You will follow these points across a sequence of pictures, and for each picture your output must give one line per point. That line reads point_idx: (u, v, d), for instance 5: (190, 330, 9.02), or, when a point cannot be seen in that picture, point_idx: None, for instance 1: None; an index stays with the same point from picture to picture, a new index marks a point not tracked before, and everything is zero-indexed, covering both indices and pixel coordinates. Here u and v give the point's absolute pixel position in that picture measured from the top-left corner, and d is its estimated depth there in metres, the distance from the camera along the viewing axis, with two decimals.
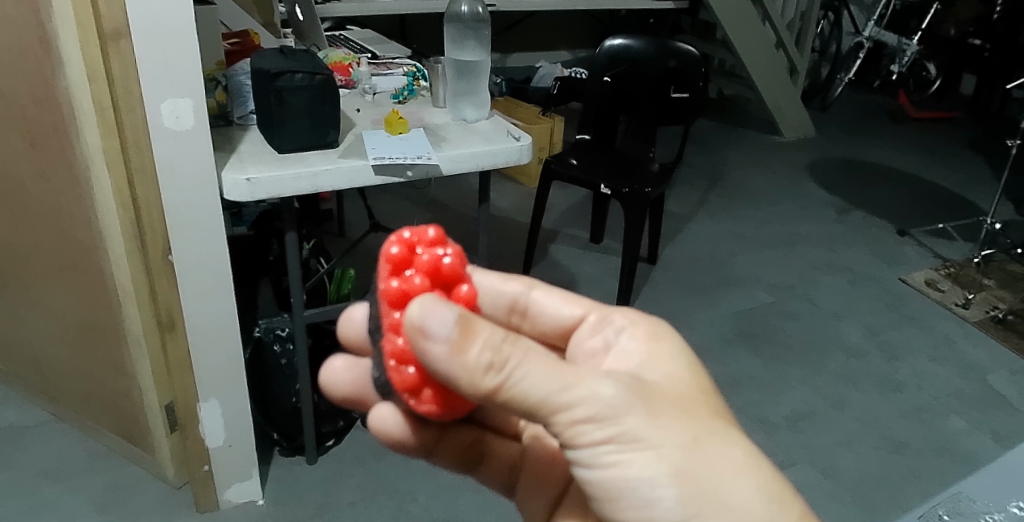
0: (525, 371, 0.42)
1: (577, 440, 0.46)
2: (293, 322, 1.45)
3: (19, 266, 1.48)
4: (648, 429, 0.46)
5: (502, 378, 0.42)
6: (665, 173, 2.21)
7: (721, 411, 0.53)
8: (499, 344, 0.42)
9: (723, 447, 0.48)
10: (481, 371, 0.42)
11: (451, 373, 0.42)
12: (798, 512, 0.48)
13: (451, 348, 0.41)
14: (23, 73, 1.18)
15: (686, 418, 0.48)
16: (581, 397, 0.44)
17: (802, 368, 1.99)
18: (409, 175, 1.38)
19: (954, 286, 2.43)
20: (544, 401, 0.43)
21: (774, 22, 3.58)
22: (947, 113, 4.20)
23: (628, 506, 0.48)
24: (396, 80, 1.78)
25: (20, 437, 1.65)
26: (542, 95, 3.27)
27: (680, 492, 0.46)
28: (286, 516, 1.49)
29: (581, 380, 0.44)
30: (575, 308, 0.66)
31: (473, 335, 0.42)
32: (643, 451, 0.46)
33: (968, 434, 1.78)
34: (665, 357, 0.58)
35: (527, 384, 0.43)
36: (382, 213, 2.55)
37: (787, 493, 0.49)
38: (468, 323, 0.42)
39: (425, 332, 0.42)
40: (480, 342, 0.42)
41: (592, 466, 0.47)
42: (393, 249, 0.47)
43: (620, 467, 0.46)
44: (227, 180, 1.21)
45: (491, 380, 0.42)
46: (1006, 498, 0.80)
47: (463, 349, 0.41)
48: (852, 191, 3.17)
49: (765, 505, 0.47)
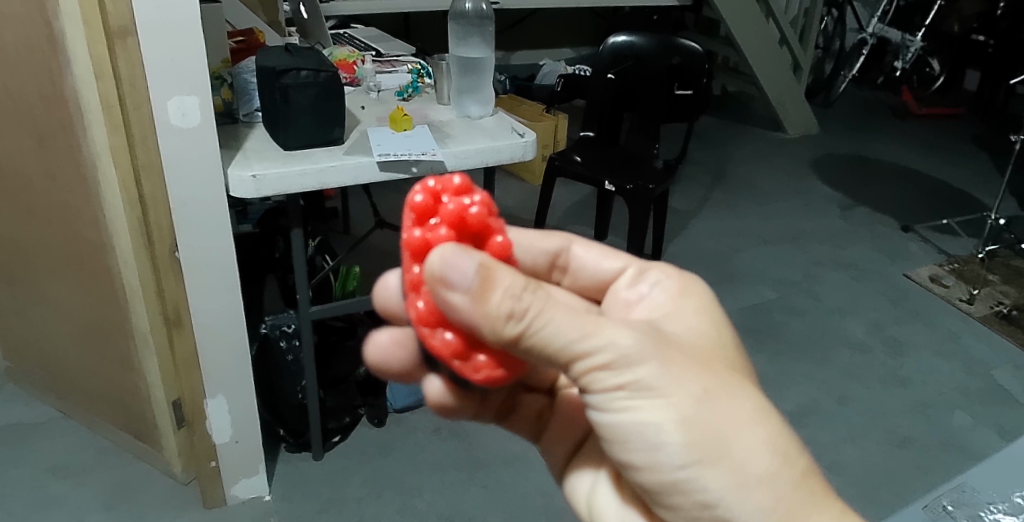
0: (546, 319, 0.43)
1: (593, 384, 0.46)
2: (299, 318, 1.46)
3: (27, 263, 1.49)
4: (660, 379, 0.46)
5: (522, 327, 0.43)
6: (669, 170, 2.21)
7: (740, 365, 0.54)
8: (519, 293, 0.43)
9: (734, 401, 0.48)
10: (501, 320, 0.43)
11: (472, 320, 0.43)
12: (801, 467, 0.49)
13: (472, 298, 0.43)
14: (32, 71, 1.19)
15: (701, 369, 0.48)
16: (599, 344, 0.45)
17: (806, 363, 1.99)
18: (414, 171, 1.37)
19: (959, 282, 2.43)
20: (563, 348, 0.44)
21: (778, 19, 3.58)
22: (950, 109, 4.18)
23: (633, 448, 0.49)
24: (401, 77, 1.78)
25: (29, 433, 1.66)
26: (546, 93, 3.27)
27: (686, 439, 0.47)
28: (293, 511, 1.49)
29: (601, 329, 0.45)
30: (617, 260, 0.67)
31: (495, 285, 0.43)
32: (655, 399, 0.46)
33: (972, 429, 1.78)
34: (690, 312, 0.58)
35: (548, 331, 0.43)
36: (386, 210, 2.55)
37: (792, 448, 0.49)
38: (488, 273, 0.42)
39: (447, 278, 0.43)
40: (501, 291, 0.42)
41: (605, 409, 0.48)
42: (416, 197, 0.48)
43: (630, 412, 0.47)
44: (232, 176, 1.22)
45: (513, 328, 0.43)
46: (1009, 489, 0.81)
47: (483, 300, 0.42)
48: (856, 187, 3.16)
49: (769, 457, 0.48)
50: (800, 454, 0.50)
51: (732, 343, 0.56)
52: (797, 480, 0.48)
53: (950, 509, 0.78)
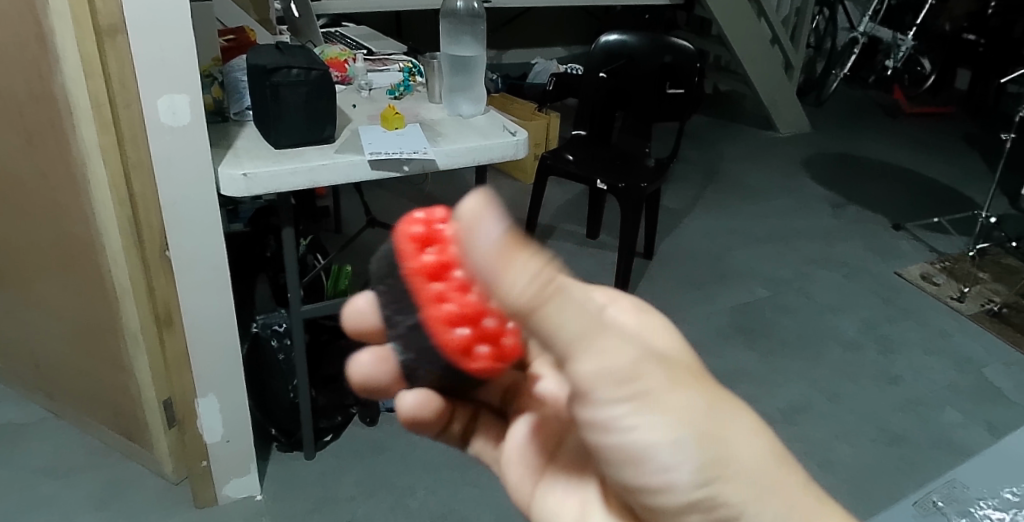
0: (566, 306, 0.34)
1: (601, 393, 0.37)
2: (291, 317, 1.46)
3: (17, 262, 1.48)
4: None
5: (544, 306, 0.33)
6: (661, 168, 2.22)
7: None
8: (548, 273, 0.33)
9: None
10: (529, 295, 0.33)
11: (478, 322, 0.38)
12: (833, 490, 0.42)
13: (499, 270, 0.32)
14: (21, 71, 1.18)
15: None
16: (612, 344, 0.36)
17: (798, 361, 2.00)
18: (406, 170, 1.37)
19: (949, 280, 2.44)
20: (577, 346, 0.35)
21: (770, 18, 3.59)
22: (942, 108, 4.19)
23: (651, 474, 0.40)
24: (393, 75, 1.78)
25: (18, 434, 1.66)
26: (539, 92, 3.27)
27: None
28: (285, 511, 1.49)
29: (614, 330, 0.36)
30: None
31: (525, 259, 0.33)
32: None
33: (963, 426, 1.79)
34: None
35: (551, 350, 0.39)
36: (378, 209, 2.55)
37: (821, 471, 0.42)
38: (520, 244, 0.33)
39: (475, 238, 0.32)
40: (528, 267, 0.32)
41: (612, 444, 0.44)
42: (416, 226, 0.38)
43: (644, 431, 0.38)
44: (223, 175, 1.22)
45: (533, 307, 0.33)
46: (999, 484, 0.80)
47: (511, 273, 0.32)
48: (848, 186, 3.17)
49: (800, 478, 0.40)
50: (827, 475, 0.42)
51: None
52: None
53: (940, 505, 0.77)
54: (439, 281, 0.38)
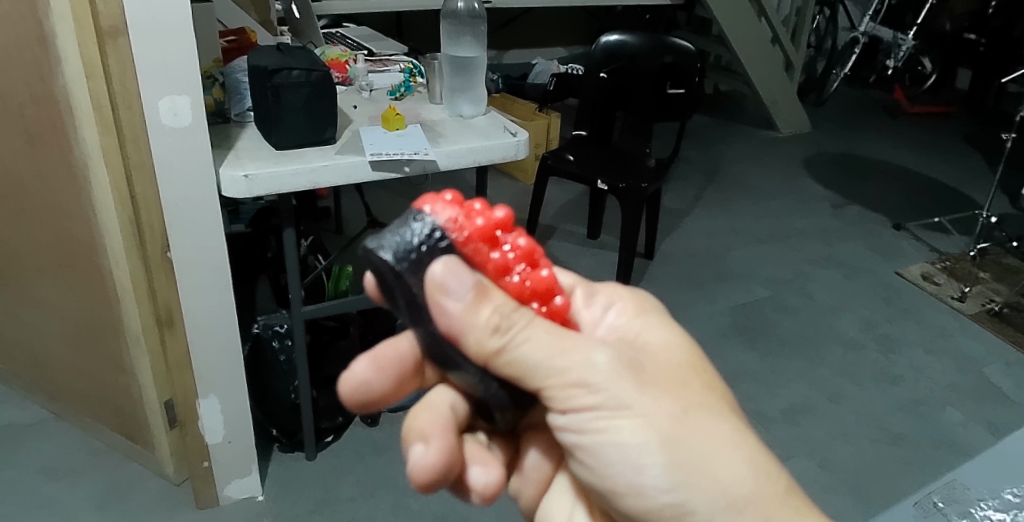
0: (524, 336, 0.45)
1: (569, 403, 0.47)
2: (292, 318, 1.46)
3: (18, 263, 1.49)
4: (636, 398, 0.48)
5: (505, 341, 0.44)
6: (662, 168, 2.22)
7: (713, 381, 0.54)
8: (507, 311, 0.44)
9: (711, 421, 0.49)
10: (487, 333, 0.44)
11: (459, 329, 0.44)
12: (783, 483, 0.50)
13: (464, 308, 0.43)
14: (22, 72, 1.18)
15: (674, 389, 0.50)
16: (575, 364, 0.46)
17: (798, 361, 2.00)
18: (407, 170, 1.37)
19: (950, 279, 2.44)
20: (541, 366, 0.46)
21: (770, 18, 3.59)
22: (943, 107, 4.19)
23: (618, 472, 0.50)
24: (393, 76, 1.78)
25: (20, 435, 1.66)
26: (539, 92, 3.28)
27: (667, 460, 0.48)
28: (286, 512, 1.49)
29: (577, 348, 0.47)
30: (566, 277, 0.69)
31: (486, 299, 0.43)
32: (633, 418, 0.48)
33: (964, 426, 1.79)
34: (657, 326, 0.59)
35: (526, 348, 0.45)
36: (378, 210, 2.55)
37: (772, 465, 0.50)
38: (484, 289, 0.43)
39: (443, 290, 0.43)
40: (491, 305, 0.44)
41: (580, 432, 0.49)
42: (452, 197, 0.45)
43: (608, 432, 0.48)
44: (224, 176, 1.22)
45: (495, 342, 0.44)
46: (1000, 485, 0.79)
47: (474, 312, 0.43)
48: (849, 185, 3.17)
49: (750, 474, 0.48)
50: (781, 472, 0.50)
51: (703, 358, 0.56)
52: (783, 494, 0.49)
53: (940, 507, 0.77)
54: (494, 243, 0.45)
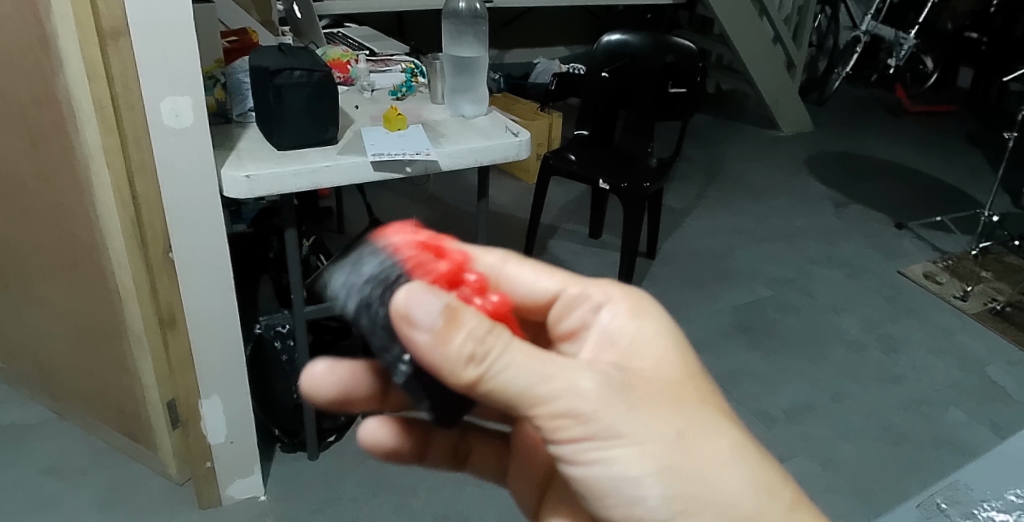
0: (504, 363, 0.43)
1: (558, 433, 0.46)
2: (294, 319, 1.46)
3: (20, 264, 1.49)
4: (629, 425, 0.46)
5: (484, 369, 0.43)
6: (664, 168, 2.22)
7: (710, 394, 0.54)
8: (482, 335, 0.43)
9: (709, 440, 0.49)
10: (463, 363, 0.43)
11: (435, 361, 0.43)
12: (787, 495, 0.50)
13: (436, 338, 0.42)
14: (23, 73, 1.18)
15: (670, 409, 0.49)
16: (560, 390, 0.45)
17: (800, 361, 2.00)
18: (409, 171, 1.38)
19: (952, 279, 2.44)
20: (525, 392, 0.44)
21: (772, 17, 3.59)
22: (944, 106, 4.18)
23: (613, 503, 0.49)
24: (394, 76, 1.78)
25: (23, 436, 1.66)
26: (541, 92, 3.28)
27: (668, 488, 0.47)
28: (289, 512, 1.49)
29: (560, 373, 0.45)
30: (552, 281, 0.62)
31: (457, 326, 0.42)
32: (627, 446, 0.46)
33: (966, 426, 1.79)
34: (653, 335, 0.57)
35: (508, 375, 0.44)
36: (381, 210, 2.55)
37: (775, 480, 0.51)
38: (453, 314, 0.43)
39: (412, 320, 0.42)
40: (464, 333, 0.42)
41: (576, 462, 0.48)
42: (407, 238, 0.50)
43: (603, 463, 0.47)
44: (226, 177, 1.22)
45: (473, 371, 0.43)
46: (1003, 486, 0.79)
47: (445, 341, 0.42)
48: (850, 184, 3.17)
49: (754, 489, 0.49)
50: (784, 483, 0.51)
51: (700, 369, 0.56)
52: (786, 511, 0.50)
53: (943, 508, 0.77)
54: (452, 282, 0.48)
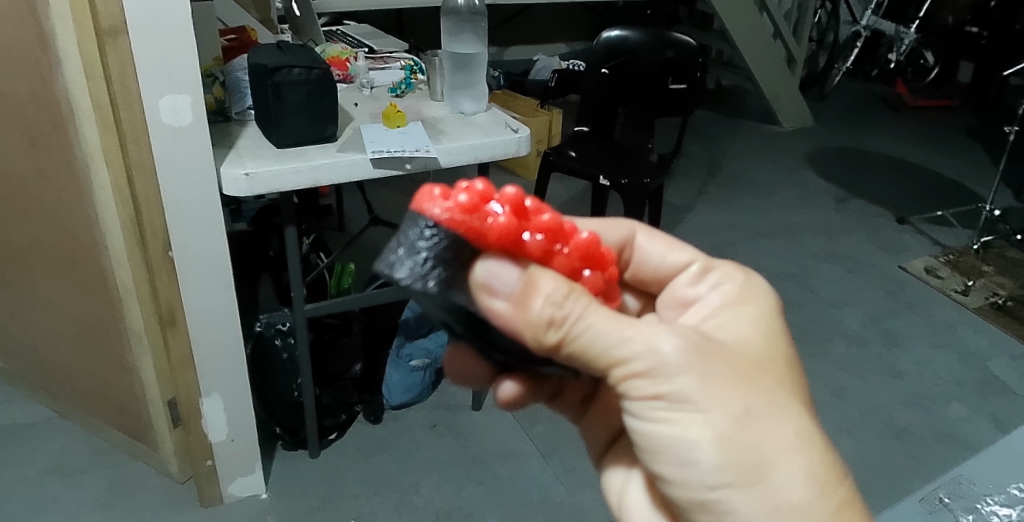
0: (585, 325, 0.46)
1: (633, 390, 0.48)
2: (294, 315, 1.45)
3: (21, 263, 1.49)
4: (698, 393, 0.47)
5: (564, 329, 0.46)
6: (664, 163, 2.21)
7: (792, 381, 0.52)
8: (561, 300, 0.46)
9: (774, 424, 0.48)
10: (544, 327, 0.46)
11: (516, 327, 0.47)
12: (838, 496, 0.49)
13: (515, 305, 0.46)
14: (23, 72, 1.18)
15: (744, 385, 0.49)
16: (637, 351, 0.47)
17: (802, 356, 1.99)
18: (408, 168, 1.37)
19: (953, 273, 2.43)
20: (604, 353, 0.47)
21: (772, 13, 3.58)
22: (946, 100, 4.17)
23: (667, 461, 0.51)
24: (393, 73, 1.79)
25: (24, 435, 1.66)
26: (540, 88, 3.27)
27: (721, 459, 0.48)
28: (289, 510, 1.49)
29: (639, 335, 0.47)
30: (683, 254, 0.68)
31: (536, 292, 0.46)
32: (692, 413, 0.48)
33: (968, 420, 1.79)
34: (745, 321, 0.57)
35: (588, 336, 0.46)
36: (380, 207, 2.55)
37: (832, 476, 0.49)
38: (529, 280, 0.46)
39: (491, 288, 0.46)
40: (542, 299, 0.45)
41: (640, 417, 0.50)
42: (463, 196, 0.44)
43: (666, 423, 0.49)
44: (225, 175, 1.21)
45: (554, 334, 0.46)
46: (1005, 480, 0.78)
47: (525, 308, 0.46)
48: (851, 180, 3.16)
49: (805, 484, 0.48)
50: (840, 483, 0.49)
51: (783, 357, 0.54)
52: (829, 513, 0.48)
53: (946, 502, 0.75)
54: (515, 237, 0.46)
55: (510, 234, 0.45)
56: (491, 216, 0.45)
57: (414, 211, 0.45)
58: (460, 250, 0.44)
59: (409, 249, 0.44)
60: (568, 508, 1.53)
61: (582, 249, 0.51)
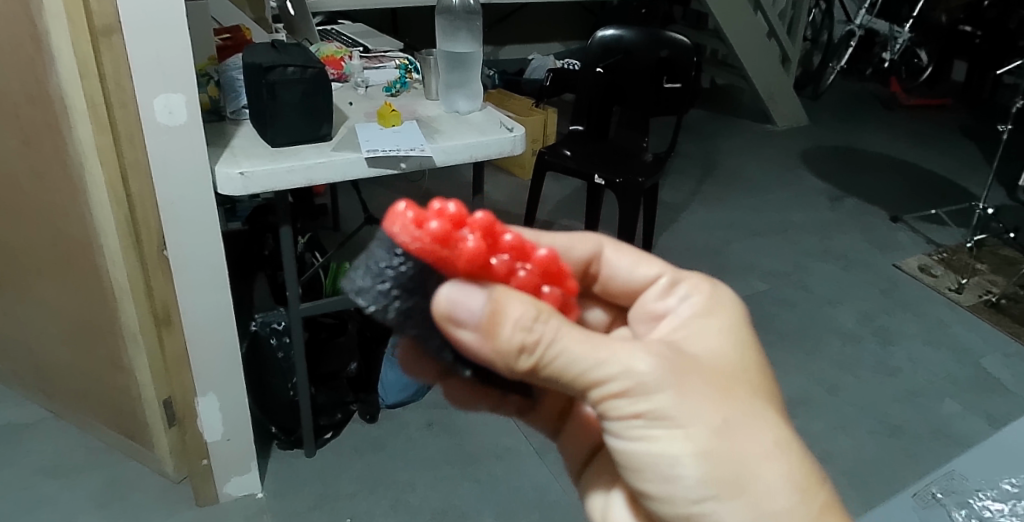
0: (558, 348, 0.46)
1: (614, 411, 0.48)
2: (289, 315, 1.45)
3: (15, 263, 1.48)
4: (677, 409, 0.48)
5: (535, 352, 0.46)
6: (659, 162, 2.21)
7: (765, 390, 0.53)
8: (530, 324, 0.45)
9: (752, 432, 0.49)
10: (516, 352, 0.46)
11: (484, 353, 0.47)
12: (823, 499, 0.49)
13: (483, 331, 0.46)
14: (17, 71, 1.18)
15: (719, 398, 0.49)
16: (615, 372, 0.47)
17: (797, 353, 2.00)
18: (403, 167, 1.37)
19: (947, 271, 2.45)
20: (581, 375, 0.47)
21: (766, 12, 3.60)
22: (940, 99, 4.19)
23: (651, 479, 0.51)
24: (388, 72, 1.75)
25: (19, 435, 1.66)
26: (535, 88, 3.28)
27: (703, 473, 0.48)
28: (284, 509, 1.49)
29: (616, 355, 0.47)
30: (651, 268, 0.68)
31: (502, 319, 0.46)
32: (672, 429, 0.48)
33: (962, 417, 1.80)
34: (714, 332, 0.57)
35: (563, 359, 0.46)
36: (375, 206, 2.55)
37: (814, 481, 0.49)
38: (495, 307, 0.46)
39: (456, 315, 0.46)
40: (511, 323, 0.45)
41: (621, 436, 0.50)
42: (434, 223, 0.45)
43: (647, 441, 0.49)
44: (220, 174, 1.21)
45: (527, 358, 0.46)
46: (998, 475, 0.77)
47: (494, 334, 0.46)
48: (846, 178, 3.18)
49: (789, 492, 0.48)
50: (822, 486, 0.50)
51: (755, 366, 0.55)
52: (816, 517, 0.48)
53: (939, 497, 0.75)
54: (484, 262, 0.47)
55: (474, 263, 0.46)
56: (461, 242, 0.46)
57: (386, 237, 0.48)
58: (420, 278, 0.48)
59: (376, 275, 0.49)
60: (563, 506, 1.54)
61: (547, 268, 0.51)
